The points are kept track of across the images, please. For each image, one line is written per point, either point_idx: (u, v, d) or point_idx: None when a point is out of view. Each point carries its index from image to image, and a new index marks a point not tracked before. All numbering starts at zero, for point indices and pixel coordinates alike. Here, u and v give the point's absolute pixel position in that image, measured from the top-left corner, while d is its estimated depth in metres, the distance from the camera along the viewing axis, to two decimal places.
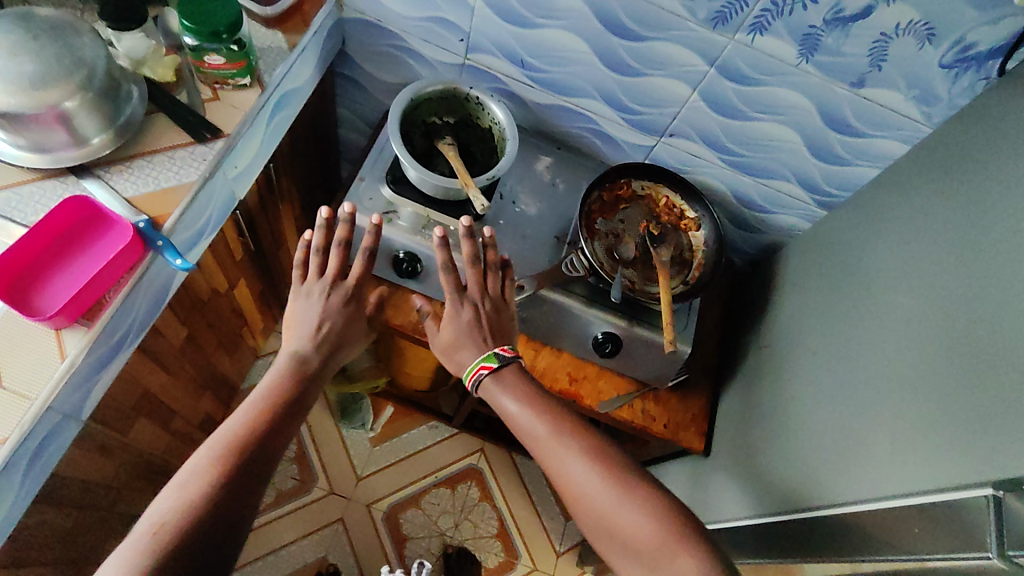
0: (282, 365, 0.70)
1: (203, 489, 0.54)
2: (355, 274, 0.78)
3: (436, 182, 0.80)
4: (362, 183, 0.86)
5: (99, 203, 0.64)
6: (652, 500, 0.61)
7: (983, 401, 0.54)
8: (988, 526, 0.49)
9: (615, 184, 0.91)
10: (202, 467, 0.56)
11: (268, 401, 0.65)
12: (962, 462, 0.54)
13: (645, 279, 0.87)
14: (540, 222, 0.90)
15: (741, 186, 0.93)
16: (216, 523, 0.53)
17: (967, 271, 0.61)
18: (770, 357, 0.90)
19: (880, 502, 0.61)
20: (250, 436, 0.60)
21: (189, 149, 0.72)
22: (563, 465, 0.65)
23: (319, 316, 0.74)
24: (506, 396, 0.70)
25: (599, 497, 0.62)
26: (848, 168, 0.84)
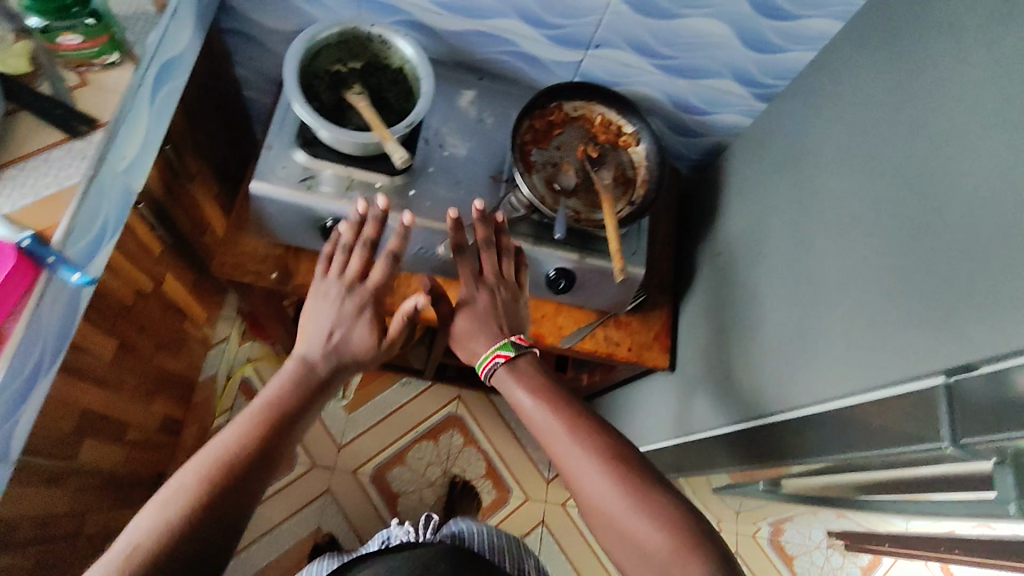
0: (286, 373, 0.69)
1: (185, 507, 0.53)
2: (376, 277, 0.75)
3: (350, 137, 0.73)
4: (271, 152, 0.78)
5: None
6: (663, 511, 0.59)
7: (929, 286, 0.53)
8: (938, 414, 0.49)
9: (545, 110, 0.85)
10: (189, 484, 0.55)
11: (268, 412, 0.64)
12: (915, 354, 0.53)
13: (591, 206, 0.82)
14: (471, 163, 0.84)
15: (677, 90, 0.88)
16: (190, 544, 0.52)
17: (914, 155, 0.58)
18: (725, 265, 0.89)
19: (833, 402, 0.61)
20: (243, 452, 0.59)
21: (64, 147, 0.64)
22: (575, 472, 0.64)
23: (332, 321, 0.72)
24: (521, 389, 0.70)
25: (609, 499, 0.61)
26: (782, 55, 0.80)
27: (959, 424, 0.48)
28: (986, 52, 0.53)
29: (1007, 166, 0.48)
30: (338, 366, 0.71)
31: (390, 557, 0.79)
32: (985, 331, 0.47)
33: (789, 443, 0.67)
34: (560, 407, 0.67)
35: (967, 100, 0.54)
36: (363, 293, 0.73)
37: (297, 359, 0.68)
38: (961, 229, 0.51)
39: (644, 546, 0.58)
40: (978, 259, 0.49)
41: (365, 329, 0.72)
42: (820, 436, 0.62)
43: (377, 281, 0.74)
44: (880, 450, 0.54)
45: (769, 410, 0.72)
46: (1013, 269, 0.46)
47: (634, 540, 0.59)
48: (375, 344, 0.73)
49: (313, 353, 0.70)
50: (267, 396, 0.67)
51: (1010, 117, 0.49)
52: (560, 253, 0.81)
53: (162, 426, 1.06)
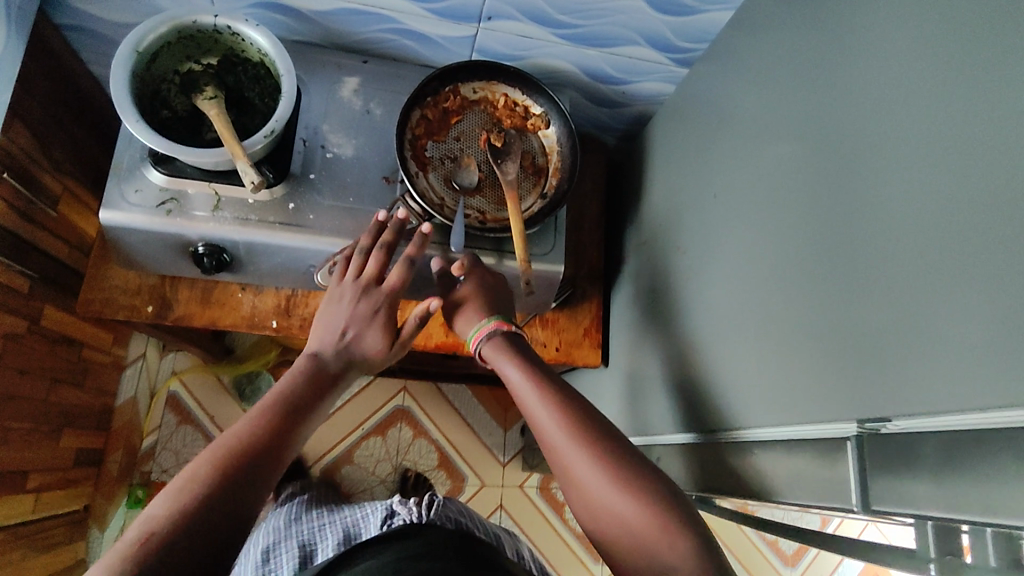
0: (294, 372, 0.64)
1: (203, 498, 0.48)
2: (391, 283, 0.68)
3: (201, 154, 0.63)
4: (121, 170, 0.68)
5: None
6: (659, 496, 0.53)
7: (853, 310, 0.47)
8: (847, 475, 0.45)
9: (440, 95, 0.75)
10: (201, 474, 0.50)
11: (275, 408, 0.59)
12: (837, 388, 0.47)
13: (498, 204, 0.74)
14: (360, 164, 0.74)
15: (586, 58, 0.78)
16: (203, 532, 0.46)
17: (841, 148, 0.50)
18: (653, 253, 0.81)
19: (754, 431, 0.56)
20: (254, 444, 0.54)
21: None
22: (564, 448, 0.57)
23: (345, 322, 0.67)
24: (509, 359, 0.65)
25: (589, 476, 0.55)
26: (699, 16, 0.69)
27: (873, 486, 0.43)
28: (924, 29, 0.44)
29: (942, 180, 0.40)
30: (348, 368, 0.66)
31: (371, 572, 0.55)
32: (908, 377, 0.41)
33: (713, 465, 0.62)
34: (563, 387, 0.62)
35: (898, 89, 0.45)
36: (378, 295, 0.68)
37: (308, 355, 0.65)
38: (888, 246, 0.44)
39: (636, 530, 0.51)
40: (903, 287, 0.42)
41: (377, 332, 0.68)
42: (742, 465, 0.57)
43: (394, 285, 0.68)
44: (800, 500, 0.50)
45: (696, 423, 0.67)
46: (940, 307, 0.39)
47: (624, 521, 0.52)
48: (387, 346, 0.68)
49: (325, 350, 0.66)
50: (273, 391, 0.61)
51: (941, 117, 0.41)
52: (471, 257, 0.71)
53: (78, 460, 1.00)
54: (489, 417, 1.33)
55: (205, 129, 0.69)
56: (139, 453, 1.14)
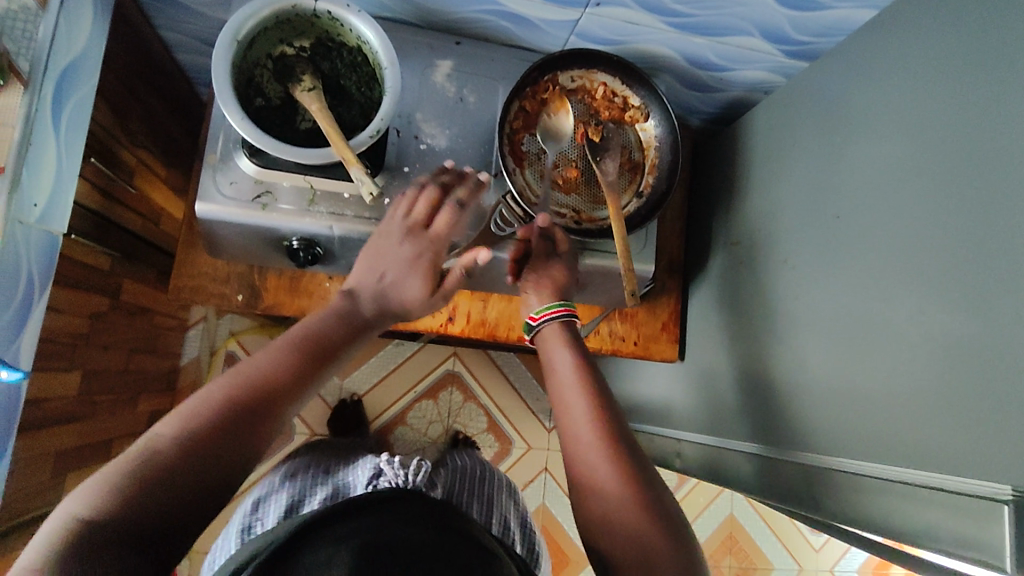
0: (329, 307, 0.60)
1: (216, 441, 0.46)
2: (439, 229, 0.63)
3: (306, 155, 0.60)
4: (216, 161, 0.66)
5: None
6: (664, 513, 0.51)
7: (983, 367, 0.46)
8: (1004, 538, 0.44)
9: (538, 86, 0.72)
10: (215, 398, 0.48)
11: (301, 341, 0.56)
12: (957, 442, 0.47)
13: (593, 202, 0.72)
14: (454, 156, 0.72)
15: (691, 47, 0.74)
16: (200, 465, 0.45)
17: (968, 188, 0.49)
18: (738, 252, 0.80)
19: (865, 466, 0.56)
20: (273, 381, 0.51)
21: None
22: (584, 446, 0.55)
23: (387, 264, 0.62)
24: (559, 350, 0.63)
25: (601, 470, 0.53)
26: (824, 12, 0.65)
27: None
28: None
29: None
30: (377, 320, 0.62)
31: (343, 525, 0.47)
32: None
33: (808, 487, 0.63)
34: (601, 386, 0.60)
35: None
36: (424, 240, 0.63)
37: (344, 291, 0.61)
38: None
39: (632, 532, 0.50)
40: None
41: (419, 277, 0.62)
42: (840, 494, 0.58)
43: (442, 231, 0.63)
44: (930, 544, 0.49)
45: (783, 437, 0.68)
46: None
47: (622, 509, 0.51)
48: (425, 295, 0.63)
49: (361, 291, 0.61)
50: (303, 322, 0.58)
51: None
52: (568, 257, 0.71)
53: (151, 421, 1.03)
54: (538, 384, 1.35)
55: (300, 118, 0.66)
56: None
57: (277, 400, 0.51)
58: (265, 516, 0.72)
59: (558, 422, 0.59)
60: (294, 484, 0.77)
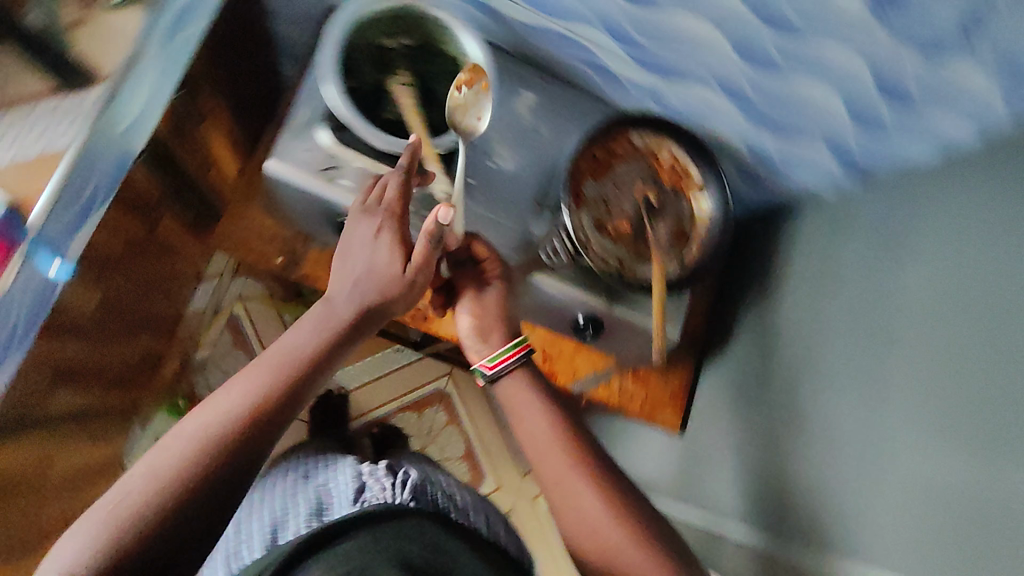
0: (318, 315, 0.61)
1: (184, 484, 0.49)
2: (396, 198, 0.63)
3: (388, 142, 0.64)
4: (297, 127, 0.69)
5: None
6: (665, 548, 0.55)
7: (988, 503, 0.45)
8: None
9: (610, 137, 0.75)
10: (186, 445, 0.51)
11: (282, 365, 0.57)
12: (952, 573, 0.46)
13: (636, 258, 0.73)
14: (517, 179, 0.75)
15: (757, 140, 0.76)
16: (177, 518, 0.48)
17: (976, 304, 0.50)
18: (760, 342, 0.81)
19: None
20: (247, 418, 0.53)
21: (60, 100, 0.59)
22: (569, 485, 0.59)
23: (360, 248, 0.62)
24: (525, 386, 0.66)
25: (596, 517, 0.56)
26: (889, 141, 0.62)
27: None
28: None
29: None
30: (364, 323, 0.62)
31: (338, 553, 0.56)
32: None
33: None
34: (561, 411, 0.64)
35: None
36: (377, 207, 0.63)
37: (328, 299, 0.62)
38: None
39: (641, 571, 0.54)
40: None
41: (388, 249, 0.62)
42: None
43: (399, 201, 0.63)
44: None
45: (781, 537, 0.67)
46: None
47: (627, 557, 0.54)
48: (399, 271, 0.62)
49: (342, 292, 0.62)
50: (290, 338, 0.59)
51: None
52: (598, 301, 0.73)
53: (144, 361, 1.03)
54: None
55: (383, 108, 0.69)
56: (191, 365, 1.18)
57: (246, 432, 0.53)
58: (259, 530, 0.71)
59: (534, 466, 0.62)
60: (281, 481, 0.78)
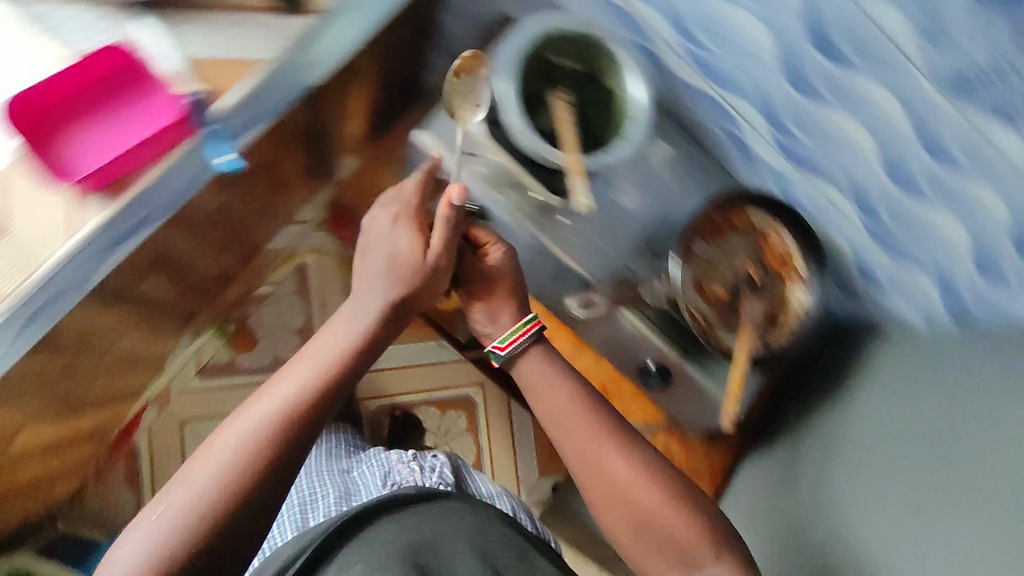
0: (352, 320, 0.66)
1: (235, 481, 0.55)
2: (416, 192, 0.69)
3: (540, 145, 0.70)
4: (449, 111, 0.75)
5: (137, 58, 0.57)
6: (697, 511, 0.64)
7: None
8: None
9: (731, 209, 0.78)
10: (233, 452, 0.56)
11: (321, 373, 0.63)
12: None
13: (725, 324, 0.75)
14: (635, 220, 0.78)
15: (870, 256, 0.77)
16: (230, 518, 0.55)
17: None
18: (809, 445, 0.82)
19: None
20: (288, 425, 0.59)
21: (270, 19, 0.61)
22: (601, 451, 0.66)
23: (383, 236, 0.68)
24: (546, 364, 0.70)
25: (632, 485, 0.65)
26: (1007, 298, 0.63)
27: None
28: None
29: None
30: (395, 317, 0.67)
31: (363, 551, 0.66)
32: None
33: None
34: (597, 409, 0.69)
35: None
36: (392, 198, 0.70)
37: (361, 303, 0.67)
38: None
39: (670, 528, 0.63)
40: None
41: (408, 231, 0.68)
42: None
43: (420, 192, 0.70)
44: None
45: None
46: None
47: (660, 520, 0.63)
48: (423, 254, 0.67)
49: (373, 290, 0.67)
50: (328, 344, 0.65)
51: None
52: (671, 351, 0.76)
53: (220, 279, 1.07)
54: (535, 458, 1.34)
55: (536, 116, 0.73)
56: (251, 297, 1.21)
57: (285, 429, 0.59)
58: (314, 500, 0.87)
59: (559, 441, 0.68)
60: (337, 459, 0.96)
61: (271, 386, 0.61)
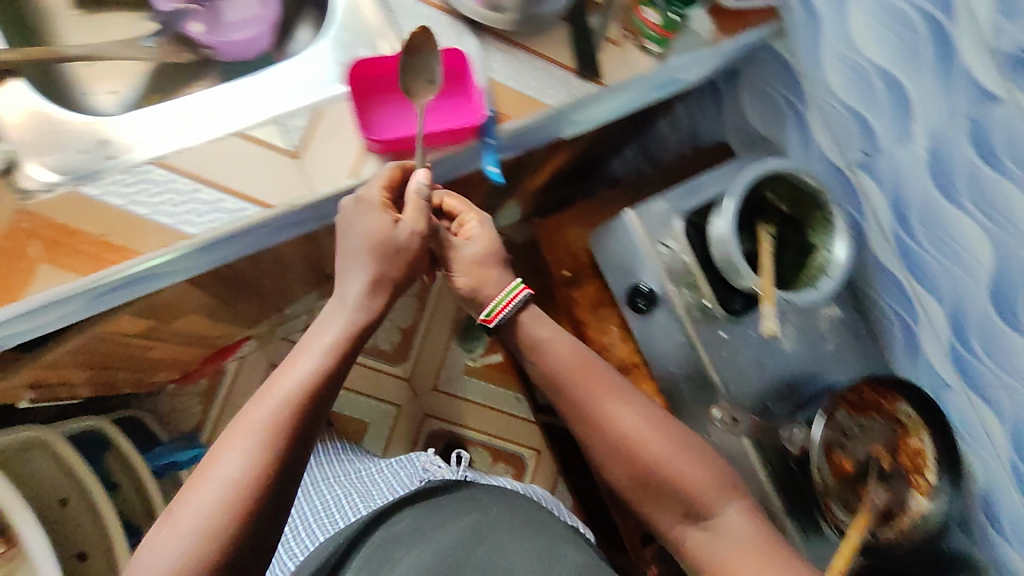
0: (343, 318, 0.61)
1: (235, 512, 0.51)
2: (387, 190, 0.60)
3: (740, 264, 0.73)
4: (661, 203, 0.81)
5: (455, 65, 0.67)
6: (714, 469, 0.64)
7: None
8: None
9: (885, 392, 0.77)
10: (236, 471, 0.52)
11: (312, 376, 0.58)
12: None
13: (841, 498, 0.75)
14: (785, 361, 0.81)
15: (1003, 493, 0.76)
16: (246, 533, 0.52)
17: None
18: None
19: None
20: (290, 431, 0.55)
21: (566, 74, 0.70)
22: (609, 408, 0.66)
23: (359, 221, 0.59)
24: (540, 329, 0.69)
25: (651, 445, 0.64)
26: None
27: None
28: None
29: None
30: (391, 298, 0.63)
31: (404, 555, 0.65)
32: None
33: None
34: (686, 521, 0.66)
35: None
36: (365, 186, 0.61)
37: (347, 298, 0.61)
38: None
39: (694, 482, 0.63)
40: None
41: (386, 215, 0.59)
42: None
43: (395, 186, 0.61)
44: None
45: None
46: None
47: (688, 487, 0.63)
48: (396, 227, 0.60)
49: (360, 277, 0.61)
50: (320, 342, 0.60)
51: None
52: (770, 492, 0.77)
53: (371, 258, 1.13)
54: None
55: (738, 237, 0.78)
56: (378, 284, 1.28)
57: (281, 446, 0.54)
58: (338, 504, 0.86)
59: (565, 407, 0.68)
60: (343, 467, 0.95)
61: (263, 394, 0.57)
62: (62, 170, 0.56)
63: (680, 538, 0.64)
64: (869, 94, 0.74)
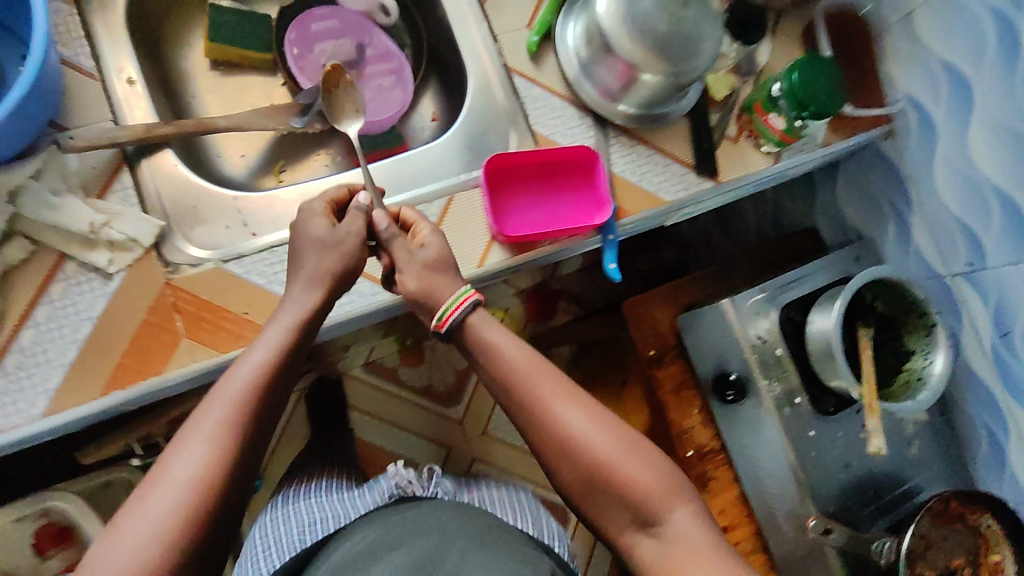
0: (285, 311, 0.54)
1: (187, 528, 0.45)
2: (335, 208, 0.60)
3: (840, 368, 0.74)
4: (759, 295, 0.81)
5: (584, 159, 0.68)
6: (668, 469, 0.55)
7: None
8: None
9: (972, 505, 0.76)
10: (186, 484, 0.46)
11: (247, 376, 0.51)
12: None
13: None
14: (868, 463, 0.81)
15: None
16: (197, 550, 0.46)
17: None
18: None
19: None
20: (233, 437, 0.49)
21: (685, 171, 0.70)
22: (552, 400, 0.56)
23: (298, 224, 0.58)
24: (495, 331, 0.59)
25: (601, 444, 0.55)
26: None
27: None
28: None
29: None
30: (337, 290, 0.57)
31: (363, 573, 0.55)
32: None
33: None
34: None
35: None
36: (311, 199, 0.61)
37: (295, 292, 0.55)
38: None
39: (646, 482, 0.54)
40: None
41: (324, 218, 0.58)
42: None
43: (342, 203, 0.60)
44: None
45: None
46: None
47: (644, 490, 0.54)
48: (334, 228, 0.57)
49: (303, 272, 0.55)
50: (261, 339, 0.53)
51: None
52: None
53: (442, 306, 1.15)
54: None
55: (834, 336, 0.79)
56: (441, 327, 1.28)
57: (232, 446, 0.49)
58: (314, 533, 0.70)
59: (509, 409, 0.58)
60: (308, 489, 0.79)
61: (203, 404, 0.50)
62: (207, 247, 0.59)
63: (629, 547, 0.55)
64: (980, 207, 0.75)
